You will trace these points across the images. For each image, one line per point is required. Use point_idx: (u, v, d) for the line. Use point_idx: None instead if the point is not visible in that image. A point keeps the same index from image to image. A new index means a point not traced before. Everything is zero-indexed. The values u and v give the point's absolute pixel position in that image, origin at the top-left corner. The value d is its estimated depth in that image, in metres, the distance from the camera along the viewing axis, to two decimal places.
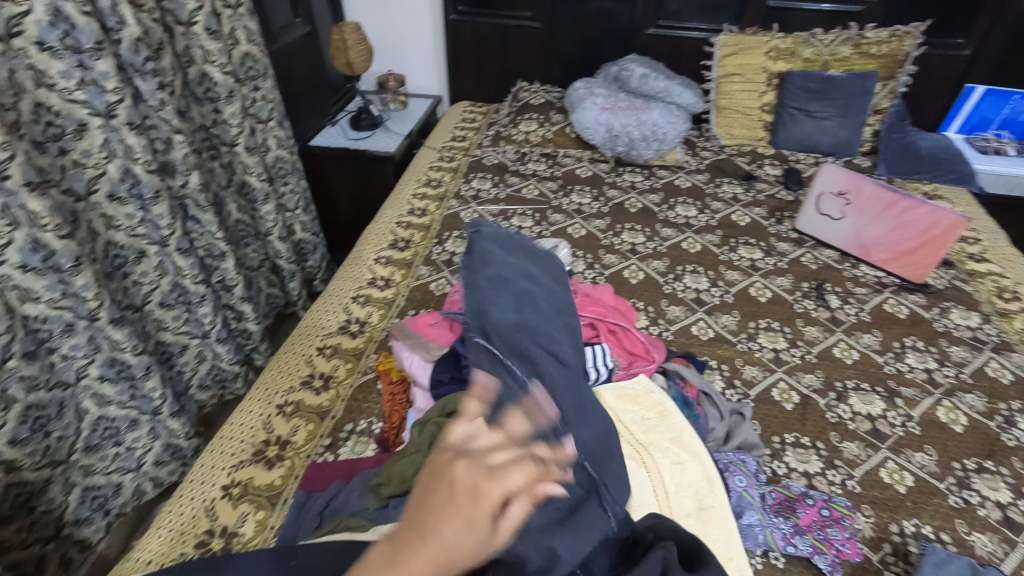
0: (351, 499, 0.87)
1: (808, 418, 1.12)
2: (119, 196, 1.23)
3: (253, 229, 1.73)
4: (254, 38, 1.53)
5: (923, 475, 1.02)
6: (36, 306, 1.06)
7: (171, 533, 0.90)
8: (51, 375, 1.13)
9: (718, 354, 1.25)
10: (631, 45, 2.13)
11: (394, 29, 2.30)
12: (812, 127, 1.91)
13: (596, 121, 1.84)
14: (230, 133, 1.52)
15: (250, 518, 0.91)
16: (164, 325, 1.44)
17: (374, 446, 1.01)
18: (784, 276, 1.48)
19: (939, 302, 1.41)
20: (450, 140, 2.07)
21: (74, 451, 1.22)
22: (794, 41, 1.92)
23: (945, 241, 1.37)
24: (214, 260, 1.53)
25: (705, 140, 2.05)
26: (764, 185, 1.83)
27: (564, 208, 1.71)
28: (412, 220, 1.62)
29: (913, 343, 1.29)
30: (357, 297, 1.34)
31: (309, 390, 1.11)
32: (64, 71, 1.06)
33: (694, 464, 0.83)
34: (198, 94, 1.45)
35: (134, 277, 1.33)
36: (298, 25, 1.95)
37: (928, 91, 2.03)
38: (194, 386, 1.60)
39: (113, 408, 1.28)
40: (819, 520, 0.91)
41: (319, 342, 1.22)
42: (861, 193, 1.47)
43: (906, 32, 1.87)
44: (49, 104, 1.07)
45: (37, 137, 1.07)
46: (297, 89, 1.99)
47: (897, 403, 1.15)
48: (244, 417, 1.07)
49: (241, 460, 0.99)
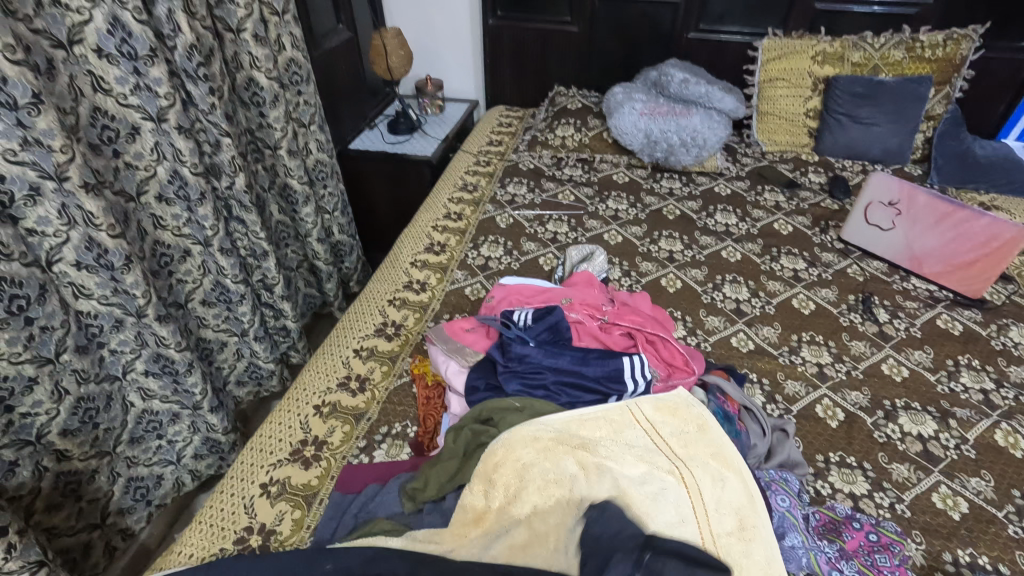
0: (386, 502, 0.88)
1: (854, 436, 1.07)
2: (168, 197, 1.28)
3: (293, 231, 1.77)
4: (298, 44, 1.56)
5: (979, 502, 0.97)
6: (89, 303, 1.11)
7: (212, 528, 0.92)
8: (101, 369, 1.18)
9: (759, 367, 1.21)
10: (672, 49, 2.10)
11: (432, 34, 2.32)
12: (860, 133, 1.85)
13: (635, 126, 1.82)
14: (274, 136, 1.55)
15: (287, 517, 0.92)
16: (205, 322, 1.49)
17: (409, 450, 1.01)
18: (828, 287, 1.43)
19: (997, 319, 1.34)
20: (486, 144, 2.08)
21: (120, 442, 1.27)
22: (842, 45, 1.86)
23: (1006, 255, 1.30)
24: (256, 261, 1.57)
25: (746, 146, 2.00)
26: (808, 193, 1.77)
27: (600, 214, 1.69)
28: (447, 224, 1.63)
29: (968, 361, 1.23)
30: (393, 300, 1.36)
31: (346, 391, 1.13)
32: (120, 76, 1.11)
33: (736, 481, 0.80)
34: (245, 98, 1.48)
35: (179, 275, 1.38)
36: (341, 31, 1.98)
37: (986, 96, 1.95)
38: (232, 382, 1.64)
39: (157, 402, 1.32)
40: (865, 546, 0.87)
41: (356, 344, 1.24)
42: (914, 203, 1.41)
43: (963, 35, 1.80)
44: (105, 108, 1.12)
45: (94, 140, 1.12)
46: (339, 94, 2.02)
47: (950, 424, 1.10)
48: (283, 416, 1.09)
49: (280, 459, 1.01)
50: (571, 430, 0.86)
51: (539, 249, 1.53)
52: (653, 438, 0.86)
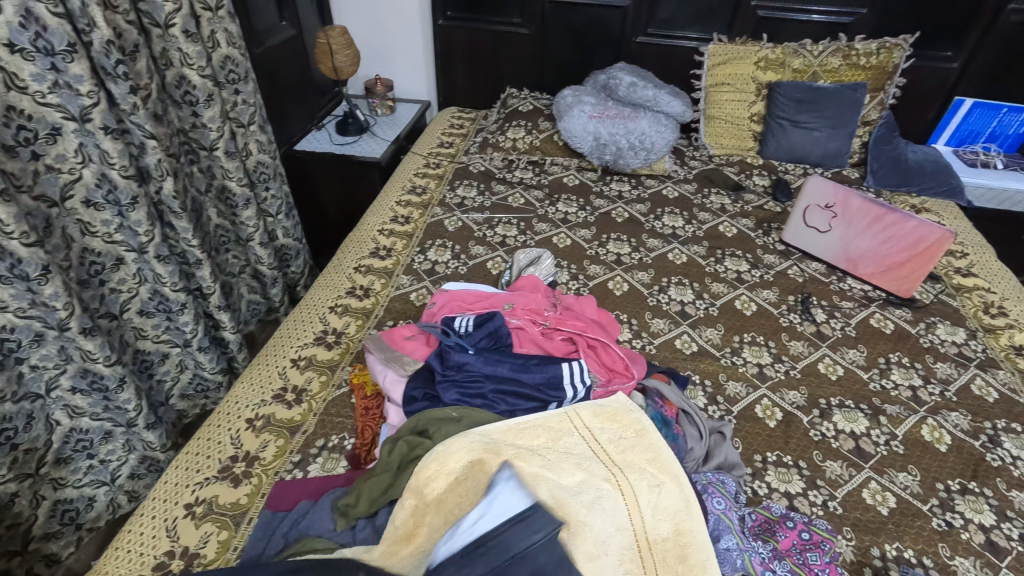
0: (318, 519, 0.84)
1: (791, 435, 1.10)
2: (96, 202, 1.21)
3: (233, 235, 1.70)
4: (234, 41, 1.51)
5: (906, 496, 1.00)
6: (3, 316, 1.03)
7: (130, 555, 0.86)
8: (19, 386, 1.10)
9: (701, 369, 1.23)
10: (621, 53, 2.12)
11: (382, 33, 2.27)
12: (801, 138, 1.90)
13: (584, 129, 1.83)
14: (209, 137, 1.49)
15: (213, 539, 0.88)
16: (143, 333, 1.42)
17: (346, 463, 0.98)
18: (770, 288, 1.46)
19: (925, 317, 1.39)
20: (437, 146, 2.05)
21: (44, 463, 1.19)
22: (783, 51, 1.91)
23: (933, 256, 1.36)
24: (191, 267, 1.49)
25: (694, 149, 2.04)
26: (752, 196, 1.81)
27: (550, 217, 1.69)
28: (394, 228, 1.59)
29: (898, 359, 1.28)
30: (335, 307, 1.32)
31: (281, 403, 1.08)
32: (36, 74, 1.04)
33: (672, 486, 0.80)
34: (176, 97, 1.41)
35: (112, 284, 1.31)
36: (285, 28, 1.92)
37: (917, 102, 2.03)
38: (175, 396, 1.56)
39: (86, 420, 1.25)
40: (798, 544, 0.88)
41: (294, 353, 1.20)
42: (849, 206, 1.45)
43: (895, 44, 1.87)
44: (20, 107, 1.05)
45: (8, 141, 1.04)
46: (283, 94, 1.96)
47: (881, 421, 1.13)
48: (213, 431, 1.04)
49: (207, 477, 0.96)
50: (506, 440, 0.85)
51: (487, 253, 1.52)
52: (591, 445, 0.86)
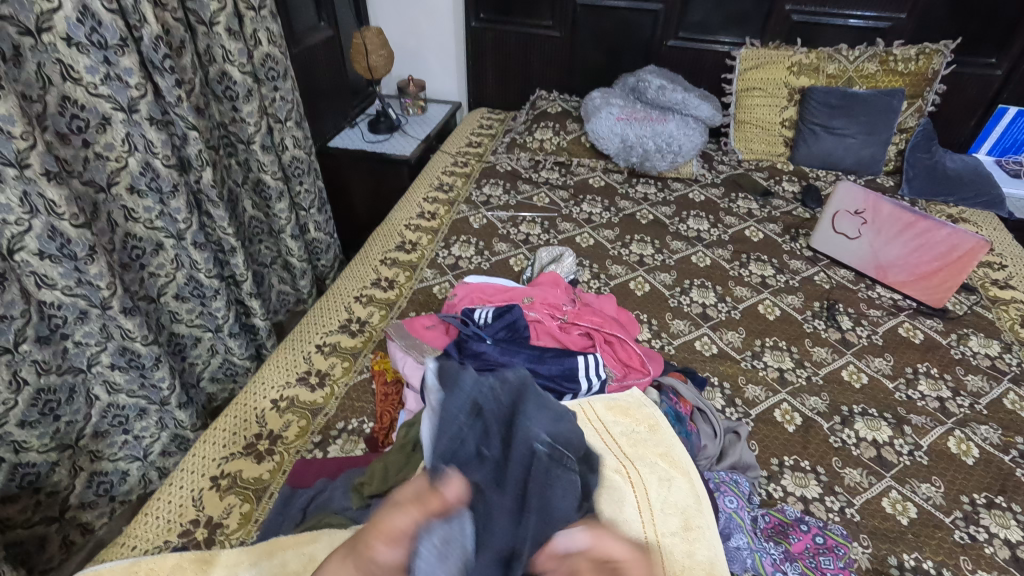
0: (335, 496, 0.87)
1: (810, 441, 1.08)
2: (140, 189, 1.28)
3: (266, 227, 1.77)
4: (275, 39, 1.57)
5: (928, 507, 0.98)
6: (52, 293, 1.10)
7: (157, 521, 0.91)
8: (63, 360, 1.17)
9: (720, 371, 1.22)
10: (652, 57, 2.13)
11: (416, 35, 2.32)
12: (834, 143, 1.87)
13: (611, 131, 1.83)
14: (247, 131, 1.55)
15: (235, 510, 0.92)
16: (178, 316, 1.48)
17: (364, 445, 1.01)
18: (794, 294, 1.45)
19: (957, 328, 1.35)
20: (466, 145, 2.09)
21: (83, 435, 1.26)
22: (817, 56, 1.88)
23: (967, 265, 1.32)
24: (226, 255, 1.55)
25: (723, 154, 2.03)
26: (781, 202, 1.79)
27: (574, 217, 1.70)
28: (420, 223, 1.63)
29: (927, 369, 1.25)
30: (360, 296, 1.35)
31: (305, 386, 1.12)
32: (90, 66, 1.10)
33: (682, 482, 0.80)
34: (218, 92, 1.48)
35: (151, 268, 1.37)
36: (322, 29, 1.98)
37: (957, 110, 1.98)
38: (206, 379, 1.63)
39: (123, 396, 1.31)
40: (812, 548, 0.87)
41: (319, 339, 1.23)
42: (878, 212, 1.42)
43: (935, 50, 1.83)
44: (74, 98, 1.11)
45: (62, 129, 1.11)
46: (320, 92, 2.03)
47: (905, 431, 1.11)
48: (240, 408, 1.09)
49: (232, 452, 1.01)
50: None
51: (510, 250, 1.54)
52: (603, 437, 0.86)
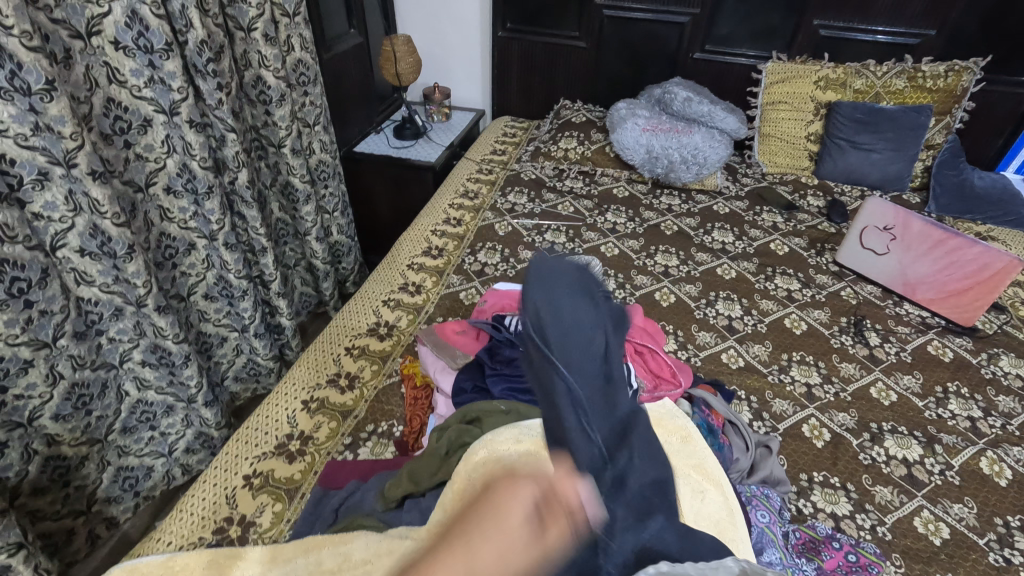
0: (366, 498, 0.86)
1: (839, 458, 1.07)
2: (176, 190, 1.30)
3: (292, 229, 1.79)
4: (307, 46, 1.60)
5: (960, 528, 0.97)
6: (90, 289, 1.12)
7: (192, 517, 0.92)
8: (97, 356, 1.19)
9: (747, 384, 1.22)
10: (677, 69, 2.14)
11: (443, 43, 2.35)
12: (860, 159, 1.86)
13: (637, 141, 1.85)
14: (278, 134, 1.57)
15: (268, 509, 0.93)
16: (206, 316, 1.50)
17: (394, 449, 1.02)
18: (821, 309, 1.44)
19: (987, 347, 1.34)
20: (490, 153, 2.10)
21: (111, 431, 1.28)
22: (845, 71, 1.88)
23: (1000, 284, 1.31)
24: (255, 256, 1.58)
25: (747, 167, 2.03)
26: (806, 216, 1.79)
27: (599, 226, 1.71)
28: (446, 229, 1.64)
29: (957, 388, 1.23)
30: (387, 301, 1.37)
31: (335, 388, 1.14)
32: (135, 69, 1.13)
33: (716, 493, 0.79)
34: (252, 96, 1.50)
35: (183, 268, 1.39)
36: (352, 35, 2.01)
37: (985, 129, 1.98)
38: (229, 378, 1.64)
39: (152, 392, 1.33)
40: (845, 565, 0.87)
41: (348, 342, 1.25)
42: (908, 229, 1.42)
43: (964, 68, 1.83)
44: (118, 100, 1.14)
45: (105, 130, 1.14)
46: (347, 98, 2.05)
47: (936, 450, 1.10)
48: (271, 409, 1.10)
49: (265, 452, 1.02)
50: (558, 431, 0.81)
51: None
52: None
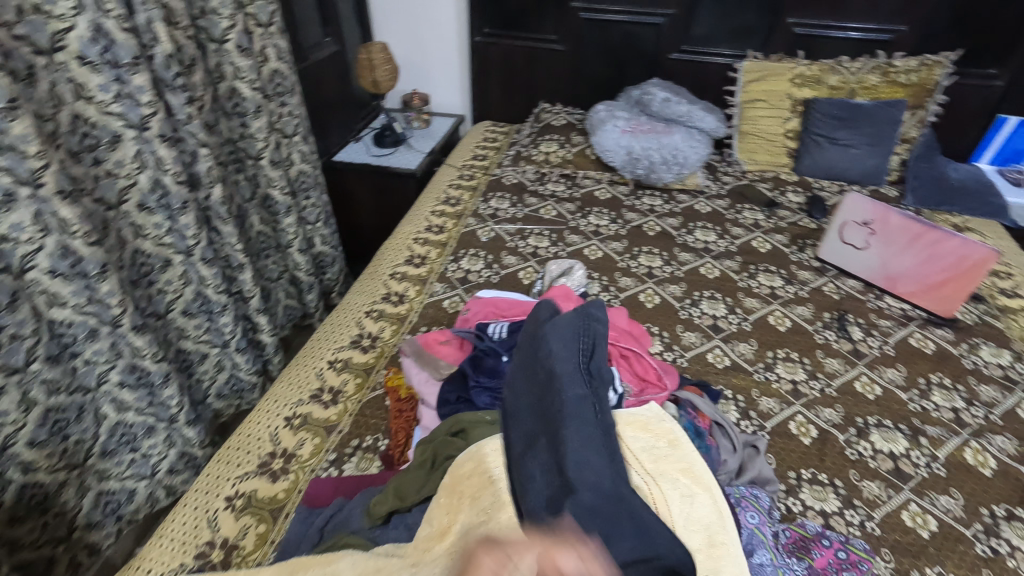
0: (353, 515, 0.85)
1: (826, 454, 1.08)
2: (149, 206, 1.27)
3: (274, 242, 1.76)
4: (282, 56, 1.58)
5: (948, 520, 0.97)
6: (62, 311, 1.08)
7: (173, 542, 0.90)
8: (73, 379, 1.15)
9: (734, 384, 1.22)
10: (655, 70, 2.14)
11: (421, 49, 2.34)
12: (837, 154, 1.88)
13: (617, 143, 1.84)
14: (255, 146, 1.55)
15: (251, 531, 0.91)
16: (185, 333, 1.47)
17: (379, 462, 1.00)
18: (804, 305, 1.45)
19: (968, 338, 1.36)
20: (471, 158, 2.09)
21: (90, 455, 1.24)
22: (820, 68, 1.90)
23: (978, 275, 1.33)
24: (234, 271, 1.55)
25: (727, 165, 2.04)
26: (787, 212, 1.80)
27: (582, 229, 1.70)
28: (429, 237, 1.63)
29: (939, 380, 1.25)
30: (369, 312, 1.35)
31: (318, 403, 1.12)
32: (102, 84, 1.10)
33: (705, 497, 0.78)
34: (227, 108, 1.48)
35: (159, 285, 1.37)
36: (328, 44, 2.00)
37: (958, 123, 2.00)
38: (212, 395, 1.61)
39: (132, 414, 1.30)
40: (835, 563, 0.87)
41: (330, 355, 1.23)
42: (887, 223, 1.44)
43: (936, 61, 1.84)
44: (86, 116, 1.11)
45: (73, 147, 1.11)
46: (325, 107, 2.04)
47: (921, 442, 1.10)
48: (253, 428, 1.08)
49: (247, 472, 1.00)
50: None
51: (519, 263, 1.54)
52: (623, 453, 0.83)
